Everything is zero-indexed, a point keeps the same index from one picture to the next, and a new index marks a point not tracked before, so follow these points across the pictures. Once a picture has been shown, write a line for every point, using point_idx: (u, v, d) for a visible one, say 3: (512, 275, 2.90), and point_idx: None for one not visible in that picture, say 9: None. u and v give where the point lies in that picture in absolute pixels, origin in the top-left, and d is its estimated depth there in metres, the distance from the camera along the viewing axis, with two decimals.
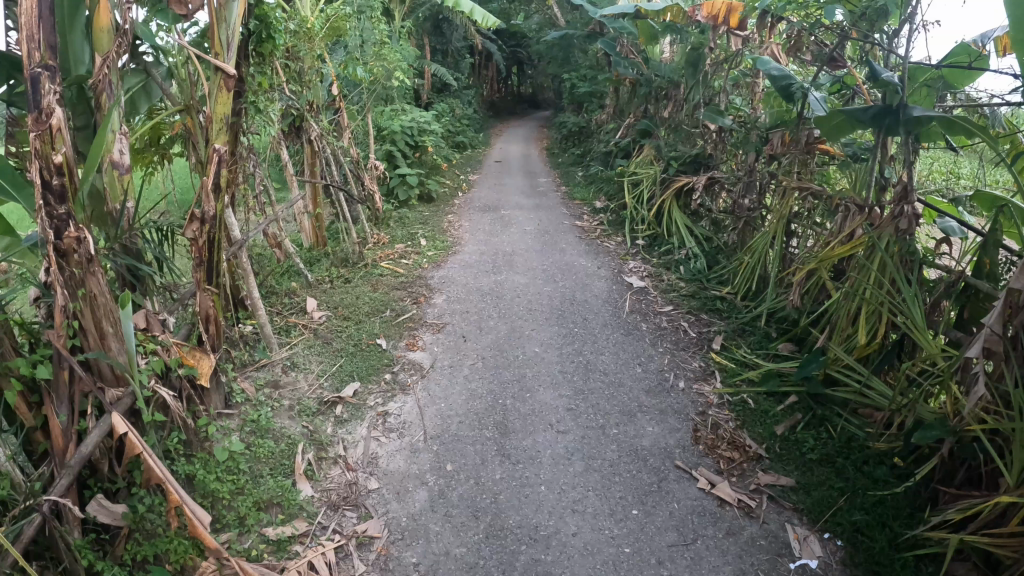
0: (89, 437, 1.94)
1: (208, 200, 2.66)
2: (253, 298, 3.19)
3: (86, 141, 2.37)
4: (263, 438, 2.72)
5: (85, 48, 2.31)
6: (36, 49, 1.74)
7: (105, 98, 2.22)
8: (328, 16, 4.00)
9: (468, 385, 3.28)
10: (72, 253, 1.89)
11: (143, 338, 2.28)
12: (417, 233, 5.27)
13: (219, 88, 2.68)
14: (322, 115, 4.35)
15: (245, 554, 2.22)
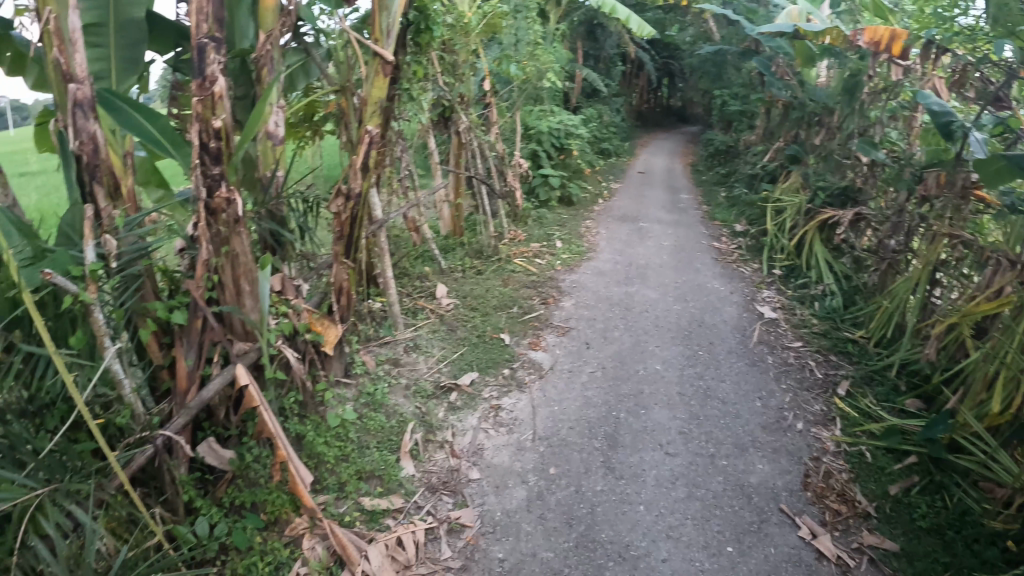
0: (213, 383, 2.11)
1: (356, 177, 2.86)
2: (386, 276, 3.37)
3: (244, 110, 2.57)
4: (376, 412, 2.83)
5: (249, 24, 2.49)
6: (203, 21, 1.91)
7: (265, 73, 2.38)
8: (486, 13, 4.05)
9: (584, 393, 3.26)
10: (222, 211, 2.05)
11: (276, 300, 2.43)
12: (554, 235, 5.30)
13: (376, 74, 2.86)
14: (472, 109, 4.43)
15: (338, 518, 2.34)
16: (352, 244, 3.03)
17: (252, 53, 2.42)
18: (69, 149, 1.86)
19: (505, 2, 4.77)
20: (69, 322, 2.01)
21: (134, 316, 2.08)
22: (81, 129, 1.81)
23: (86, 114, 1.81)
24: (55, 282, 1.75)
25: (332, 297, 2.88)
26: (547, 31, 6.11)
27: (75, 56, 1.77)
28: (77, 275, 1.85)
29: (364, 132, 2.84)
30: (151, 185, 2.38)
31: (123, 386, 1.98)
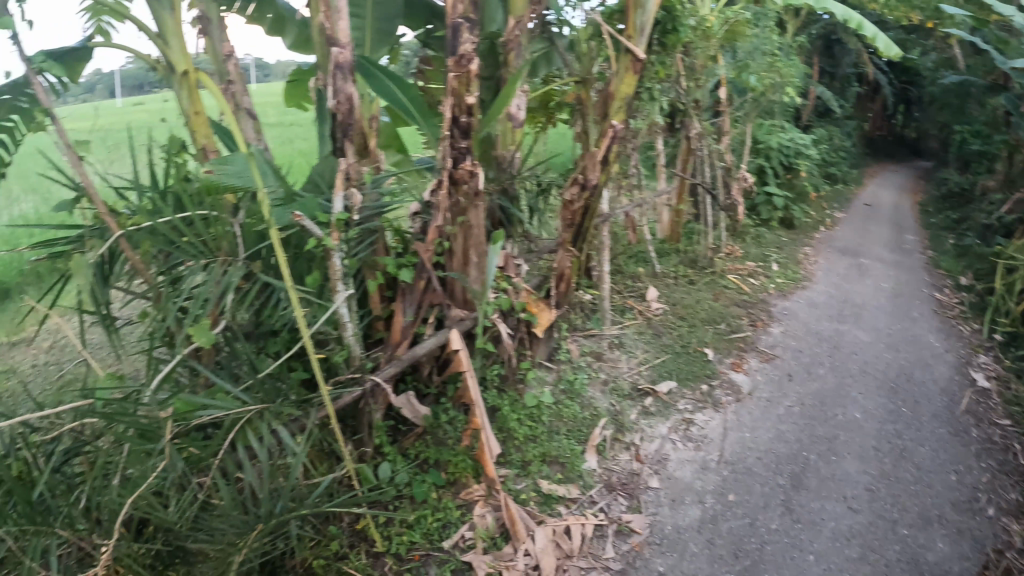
0: (427, 341, 2.33)
1: (593, 168, 2.89)
2: (602, 269, 3.33)
3: (489, 90, 2.78)
4: (572, 401, 2.90)
5: (496, 10, 2.79)
6: (460, 3, 2.08)
7: (511, 57, 2.60)
8: (727, 20, 3.90)
9: (778, 425, 3.04)
10: (463, 182, 2.26)
11: (499, 275, 2.57)
12: (770, 255, 4.89)
13: (626, 71, 2.94)
14: (706, 116, 4.29)
15: (514, 493, 2.47)
16: (580, 233, 3.07)
17: (499, 37, 2.72)
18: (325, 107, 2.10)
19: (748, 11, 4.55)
20: (306, 262, 2.17)
21: (364, 267, 2.26)
22: (338, 89, 1.97)
23: (344, 76, 1.97)
24: (304, 225, 1.90)
25: (552, 281, 2.97)
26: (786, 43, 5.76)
27: (339, 23, 1.93)
28: (322, 221, 2.01)
29: (608, 125, 2.87)
30: (393, 149, 2.77)
31: (346, 328, 2.15)
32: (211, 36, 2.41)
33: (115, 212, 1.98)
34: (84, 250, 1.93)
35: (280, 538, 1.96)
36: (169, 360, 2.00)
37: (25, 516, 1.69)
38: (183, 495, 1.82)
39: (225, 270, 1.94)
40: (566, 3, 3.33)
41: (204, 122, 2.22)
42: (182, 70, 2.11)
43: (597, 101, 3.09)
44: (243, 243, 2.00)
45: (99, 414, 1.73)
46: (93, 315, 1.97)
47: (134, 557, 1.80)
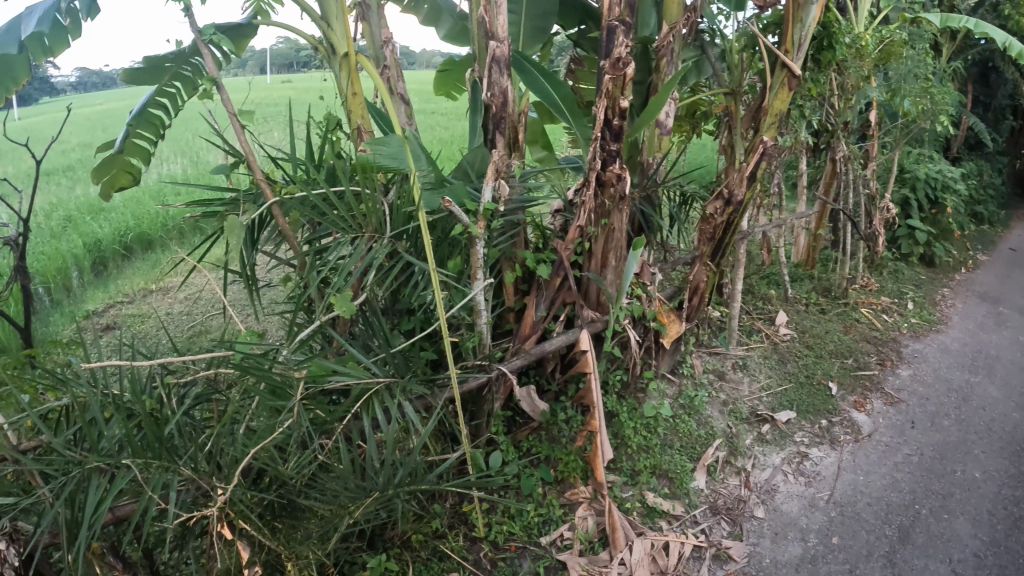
0: (556, 339, 2.33)
1: (740, 184, 2.81)
2: (735, 286, 3.22)
3: (640, 95, 2.77)
4: (689, 417, 2.83)
5: (651, 14, 2.77)
6: (616, 5, 2.11)
7: (663, 63, 2.58)
8: (883, 39, 3.64)
9: (893, 473, 2.80)
10: (610, 185, 2.28)
11: (635, 282, 2.56)
12: (908, 292, 4.35)
13: (782, 86, 2.86)
14: (855, 139, 4.04)
15: (619, 501, 2.45)
16: (721, 249, 2.97)
17: (651, 42, 2.67)
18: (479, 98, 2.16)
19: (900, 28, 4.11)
20: (448, 248, 2.20)
21: (504, 258, 2.32)
22: (494, 82, 2.04)
23: (501, 70, 2.03)
24: (452, 211, 1.88)
25: (686, 295, 2.95)
26: (946, 68, 5.27)
27: (498, 17, 1.97)
28: (470, 209, 2.03)
29: (759, 140, 2.80)
30: (538, 146, 2.82)
31: (480, 315, 2.16)
32: (369, 22, 2.51)
33: (271, 180, 2.09)
34: (239, 213, 2.06)
35: (386, 509, 2.02)
36: (308, 325, 2.13)
37: (153, 449, 1.76)
38: (303, 453, 1.88)
39: (371, 246, 1.96)
40: (719, 10, 3.26)
41: (360, 103, 2.27)
42: (343, 51, 2.18)
43: (744, 114, 2.97)
44: (391, 221, 2.01)
45: (240, 366, 1.83)
46: (240, 275, 2.08)
47: (246, 505, 1.85)
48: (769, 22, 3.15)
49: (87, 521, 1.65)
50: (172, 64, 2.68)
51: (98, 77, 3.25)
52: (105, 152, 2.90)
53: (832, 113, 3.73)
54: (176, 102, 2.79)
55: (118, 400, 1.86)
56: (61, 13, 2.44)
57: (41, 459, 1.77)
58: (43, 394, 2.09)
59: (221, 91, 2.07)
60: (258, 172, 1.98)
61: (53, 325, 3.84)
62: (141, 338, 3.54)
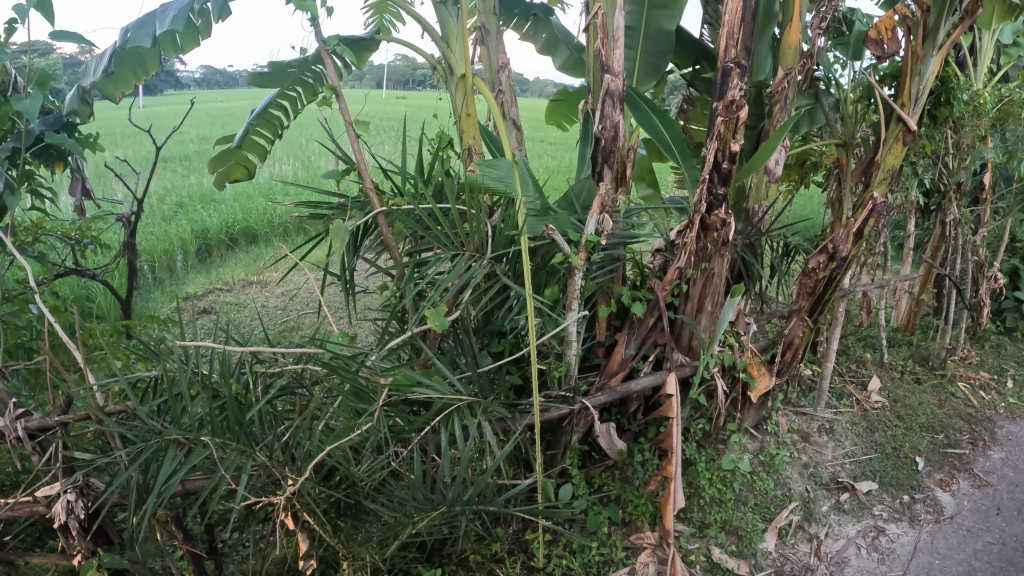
0: (643, 378, 2.30)
1: (845, 240, 2.72)
2: (829, 346, 3.10)
3: (751, 140, 2.73)
4: (767, 475, 2.74)
5: (768, 59, 2.72)
6: (732, 46, 2.09)
7: (777, 108, 2.54)
8: (1003, 98, 3.41)
9: (971, 561, 2.61)
10: (714, 230, 2.24)
11: (727, 330, 2.50)
12: (1011, 368, 4.06)
13: (896, 140, 2.73)
14: (967, 201, 3.79)
15: (684, 551, 2.39)
16: (820, 305, 2.87)
17: (768, 87, 2.61)
18: (591, 130, 2.15)
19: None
20: (546, 275, 2.20)
21: (600, 292, 2.32)
22: (607, 115, 2.04)
23: (614, 104, 2.03)
24: (556, 240, 1.91)
25: (779, 349, 2.86)
26: None
27: (614, 52, 2.00)
28: (572, 238, 2.05)
29: (868, 197, 2.72)
30: (643, 183, 2.84)
31: (569, 345, 2.16)
32: (488, 46, 2.55)
33: (378, 189, 2.14)
34: (344, 217, 2.12)
35: (448, 525, 2.03)
36: (400, 333, 2.18)
37: (233, 431, 1.83)
38: (377, 457, 1.91)
39: (470, 263, 1.99)
40: (836, 59, 3.19)
41: (472, 124, 2.29)
42: (461, 72, 2.24)
43: (855, 168, 2.86)
44: (493, 242, 2.03)
45: (328, 364, 1.88)
46: (338, 279, 2.14)
47: (312, 499, 1.87)
48: (887, 73, 3.06)
49: (158, 488, 1.71)
50: (296, 71, 2.78)
51: (221, 76, 3.30)
52: (223, 146, 3.02)
53: (945, 172, 3.49)
54: (294, 105, 2.92)
55: (206, 380, 1.94)
56: (193, 14, 2.53)
57: (124, 423, 1.86)
58: (141, 367, 2.20)
59: (340, 100, 2.14)
60: (367, 181, 2.04)
61: (154, 301, 4.07)
62: (235, 325, 3.70)
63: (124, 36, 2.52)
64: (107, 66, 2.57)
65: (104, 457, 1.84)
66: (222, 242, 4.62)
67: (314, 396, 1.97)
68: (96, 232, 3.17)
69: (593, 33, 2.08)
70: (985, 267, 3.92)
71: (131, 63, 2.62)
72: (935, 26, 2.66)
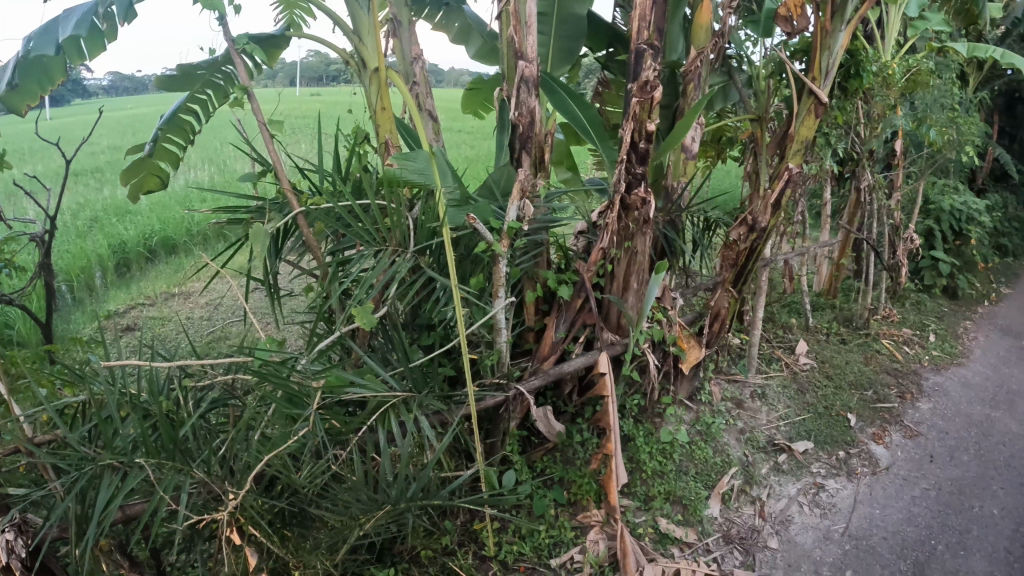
0: (575, 360, 2.33)
1: (765, 211, 2.81)
2: (755, 315, 3.20)
3: (666, 119, 2.79)
4: (706, 444, 2.82)
5: (679, 39, 2.77)
6: (645, 28, 2.12)
7: (690, 87, 2.59)
8: (911, 68, 3.55)
9: (910, 508, 2.74)
10: (635, 209, 2.27)
11: (655, 306, 2.55)
12: (931, 323, 4.27)
13: (808, 113, 2.81)
14: (878, 167, 3.94)
15: (632, 526, 2.43)
16: (743, 275, 2.96)
17: (681, 67, 2.66)
18: (506, 118, 2.16)
19: (928, 57, 3.96)
20: (470, 264, 2.21)
21: (525, 277, 2.34)
22: (522, 102, 2.06)
23: (529, 90, 2.05)
24: (476, 229, 1.91)
25: (708, 320, 2.95)
26: (980, 98, 5.08)
27: (528, 37, 1.99)
28: (492, 226, 2.05)
29: (783, 168, 2.79)
30: (562, 167, 2.89)
31: (499, 333, 2.17)
32: (400, 39, 2.53)
33: (296, 190, 2.11)
34: (262, 222, 2.09)
35: (395, 524, 2.02)
36: (327, 335, 2.14)
37: (168, 450, 1.78)
38: (316, 462, 1.89)
39: (393, 259, 1.97)
40: (747, 37, 3.27)
41: (388, 118, 2.28)
42: (374, 66, 2.21)
43: (770, 141, 2.95)
44: (415, 236, 2.02)
45: (258, 372, 1.86)
46: (262, 284, 2.11)
47: (256, 512, 1.84)
48: (797, 49, 3.14)
49: (97, 517, 1.66)
50: (205, 72, 2.70)
51: (128, 82, 3.22)
52: (134, 155, 2.97)
53: (858, 142, 3.63)
54: (206, 109, 2.84)
55: (135, 400, 1.88)
56: (97, 17, 2.46)
57: (54, 453, 1.78)
58: (62, 390, 2.10)
59: (252, 101, 2.09)
60: (284, 182, 2.00)
61: (74, 322, 3.89)
62: (163, 339, 3.58)
63: (25, 44, 2.39)
64: (10, 77, 2.36)
65: (38, 490, 1.77)
66: (141, 255, 4.32)
67: (247, 406, 1.93)
68: (6, 253, 3.01)
69: (505, 20, 2.08)
70: (901, 230, 4.13)
71: (34, 72, 2.48)
72: (842, 2, 2.76)
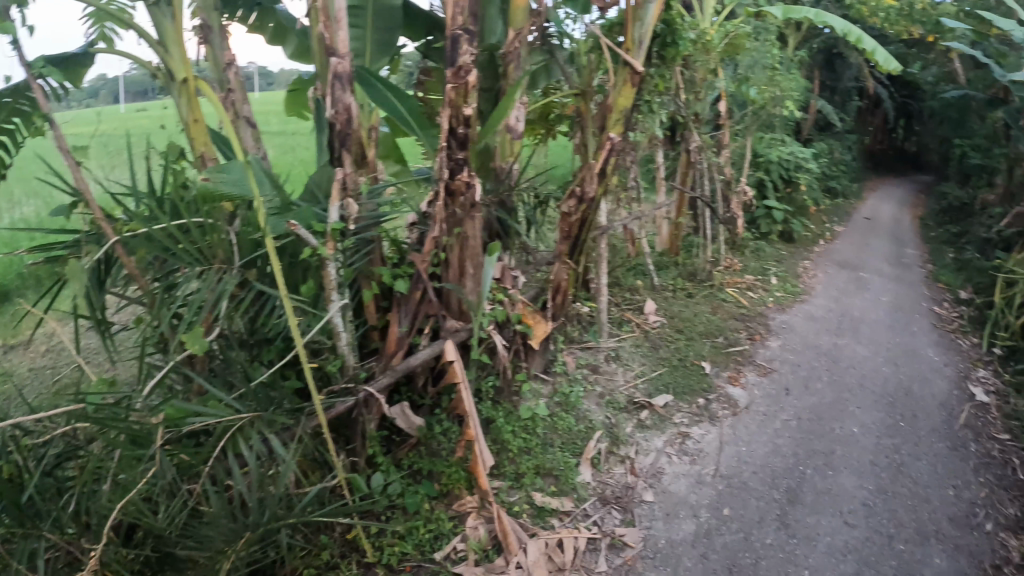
0: (422, 352, 2.34)
1: (591, 181, 2.90)
2: (599, 282, 3.32)
3: (488, 102, 2.83)
4: (567, 414, 2.90)
5: (498, 22, 2.82)
6: (458, 14, 2.10)
7: (510, 69, 2.63)
8: (729, 33, 3.75)
9: (775, 439, 2.98)
10: (460, 194, 2.29)
11: (495, 288, 2.61)
12: (770, 269, 4.60)
13: (625, 83, 2.93)
14: (704, 129, 4.15)
15: (507, 506, 2.48)
16: (578, 245, 3.09)
17: (499, 49, 2.74)
18: (324, 116, 2.11)
19: (743, 21, 4.21)
20: (302, 271, 2.20)
21: (361, 277, 2.31)
22: (337, 99, 2.01)
23: (343, 86, 2.01)
24: (298, 234, 1.90)
25: (549, 294, 3.02)
26: (797, 57, 5.45)
27: (338, 32, 1.96)
28: (318, 231, 2.03)
29: (605, 138, 2.92)
30: (390, 160, 2.87)
31: (339, 337, 2.16)
32: (211, 45, 2.43)
33: (111, 218, 1.99)
34: (80, 256, 1.94)
35: (269, 548, 1.96)
36: (161, 365, 2.02)
37: (13, 517, 1.69)
38: (173, 502, 1.81)
39: (220, 277, 1.95)
40: (568, 15, 3.35)
41: (201, 129, 2.23)
42: (182, 77, 2.12)
43: (595, 113, 3.06)
44: (239, 250, 2.00)
45: (91, 418, 1.71)
46: (89, 320, 1.97)
47: (119, 563, 1.79)
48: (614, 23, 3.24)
49: None
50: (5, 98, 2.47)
51: None
52: None
53: (685, 107, 3.82)
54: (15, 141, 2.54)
55: None
56: None
57: None
58: None
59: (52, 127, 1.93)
60: (96, 211, 1.87)
61: None
62: None
63: None
64: None
65: None
66: None
67: (90, 455, 1.81)
68: None
69: (316, 16, 2.03)
70: (732, 185, 4.47)
71: None
72: None
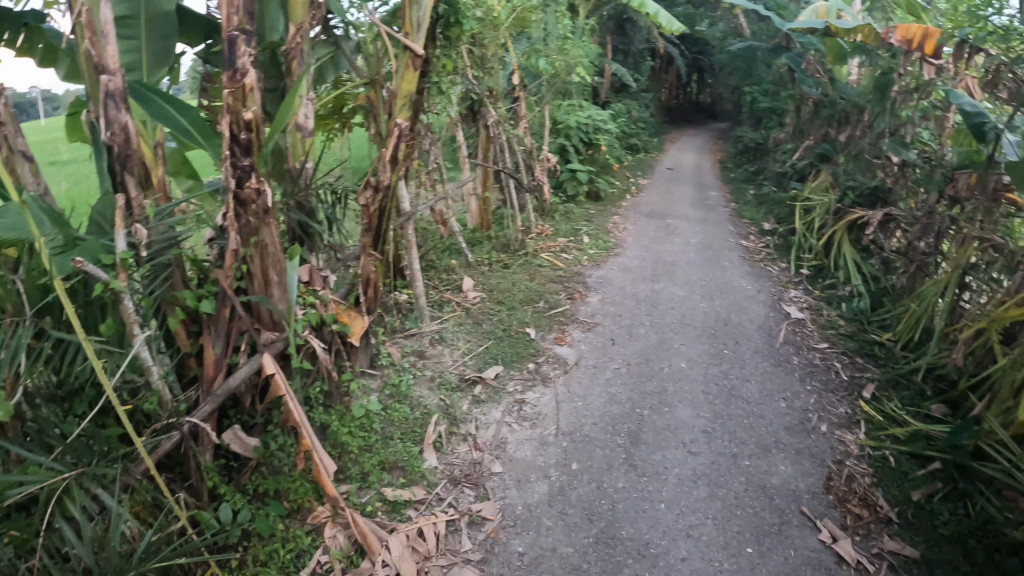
0: (239, 371, 2.23)
1: (384, 169, 2.91)
2: (412, 269, 3.32)
3: (274, 102, 2.74)
4: (400, 404, 2.86)
5: (279, 18, 2.70)
6: (235, 15, 2.01)
7: (296, 64, 2.54)
8: (516, 7, 3.84)
9: (609, 389, 3.12)
10: (251, 202, 2.18)
11: (303, 290, 2.53)
12: (580, 228, 4.83)
13: (405, 67, 2.88)
14: (501, 103, 4.21)
15: (359, 507, 2.39)
16: (380, 236, 3.09)
17: (281, 45, 2.63)
18: (100, 139, 1.95)
19: None
20: (100, 310, 2.06)
21: (163, 305, 2.18)
22: (113, 119, 1.87)
23: (117, 105, 1.87)
24: (87, 269, 1.82)
25: (360, 288, 3.00)
26: (588, 24, 5.68)
27: (106, 48, 1.81)
28: (107, 263, 1.93)
29: (393, 124, 2.88)
30: (182, 176, 2.61)
31: (150, 372, 2.10)
32: None
33: None
34: None
35: None
36: None
37: None
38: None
39: (13, 331, 1.81)
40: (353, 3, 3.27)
41: None
42: None
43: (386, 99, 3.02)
44: (29, 300, 1.86)
45: None
46: None
47: None
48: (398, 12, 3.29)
49: None
50: None
51: None
52: None
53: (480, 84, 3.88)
54: None
55: None
56: None
57: None
58: None
59: None
60: None
61: None
62: None
63: None
64: None
65: None
66: None
67: None
68: None
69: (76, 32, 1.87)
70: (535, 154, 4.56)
71: None
72: None
